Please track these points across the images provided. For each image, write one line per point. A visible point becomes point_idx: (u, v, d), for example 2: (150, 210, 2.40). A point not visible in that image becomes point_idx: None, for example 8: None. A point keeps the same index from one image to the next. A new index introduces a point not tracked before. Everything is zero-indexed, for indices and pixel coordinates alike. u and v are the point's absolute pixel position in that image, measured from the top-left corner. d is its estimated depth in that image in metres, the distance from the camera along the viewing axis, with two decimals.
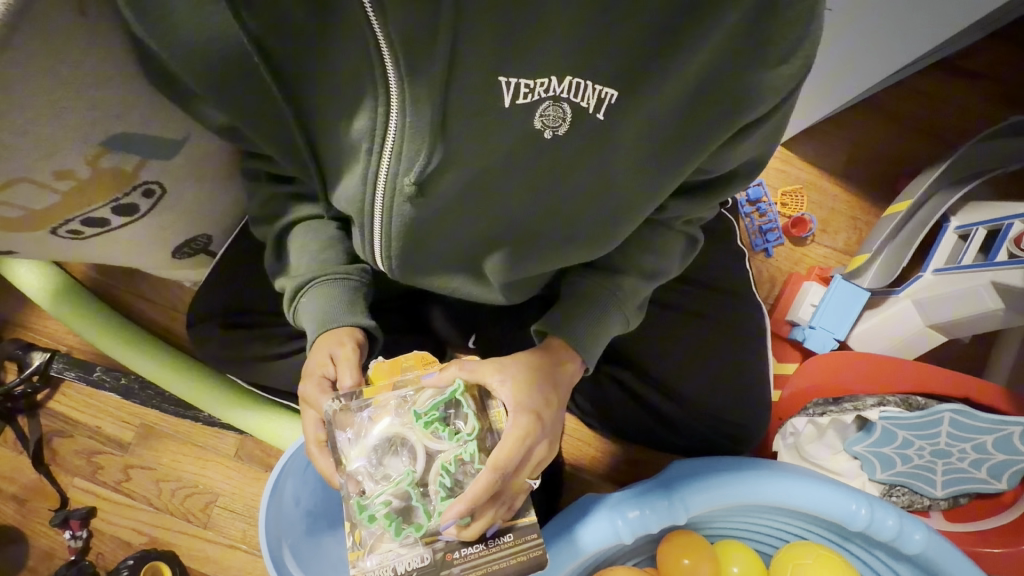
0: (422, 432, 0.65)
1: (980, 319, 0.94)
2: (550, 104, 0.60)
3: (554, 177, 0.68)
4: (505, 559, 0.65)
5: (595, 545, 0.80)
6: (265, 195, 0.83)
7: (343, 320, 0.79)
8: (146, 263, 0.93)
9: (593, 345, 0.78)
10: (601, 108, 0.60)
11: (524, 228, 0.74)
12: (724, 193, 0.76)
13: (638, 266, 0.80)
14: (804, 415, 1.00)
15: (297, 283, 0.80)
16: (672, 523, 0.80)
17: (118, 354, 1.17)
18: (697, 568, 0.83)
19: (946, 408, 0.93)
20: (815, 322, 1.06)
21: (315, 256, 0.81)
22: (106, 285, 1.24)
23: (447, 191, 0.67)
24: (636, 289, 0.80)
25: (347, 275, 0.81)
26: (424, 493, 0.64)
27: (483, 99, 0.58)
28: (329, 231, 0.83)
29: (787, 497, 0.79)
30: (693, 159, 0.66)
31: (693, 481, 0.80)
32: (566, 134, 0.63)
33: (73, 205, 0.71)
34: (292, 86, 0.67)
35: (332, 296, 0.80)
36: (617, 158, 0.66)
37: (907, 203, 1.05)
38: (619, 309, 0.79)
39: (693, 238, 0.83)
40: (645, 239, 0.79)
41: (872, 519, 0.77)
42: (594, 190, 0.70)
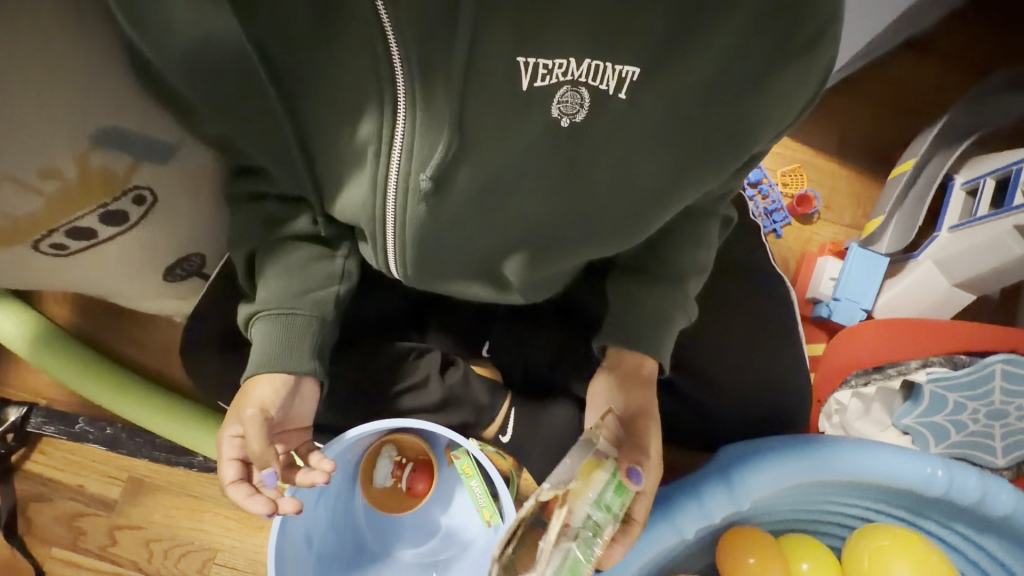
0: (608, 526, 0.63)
1: (1009, 267, 0.91)
2: (568, 89, 0.55)
3: (574, 170, 0.64)
4: None
5: (649, 551, 0.71)
6: (247, 215, 0.77)
7: (273, 364, 0.73)
8: (135, 287, 0.87)
9: (627, 327, 0.76)
10: (623, 89, 0.56)
11: (545, 228, 0.70)
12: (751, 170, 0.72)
13: (672, 268, 0.76)
14: (847, 388, 0.95)
15: (245, 312, 0.76)
16: (735, 510, 0.72)
17: (105, 399, 1.07)
18: (765, 568, 0.76)
19: (996, 358, 0.88)
20: (839, 295, 1.03)
21: (267, 286, 0.76)
22: (87, 329, 1.15)
23: (465, 189, 0.63)
24: (693, 284, 0.78)
25: (293, 311, 0.75)
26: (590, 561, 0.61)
27: (500, 83, 0.54)
28: (299, 258, 0.77)
29: (857, 469, 0.72)
30: (719, 140, 0.64)
31: (753, 464, 0.72)
32: (584, 121, 0.58)
33: (58, 211, 0.67)
34: (294, 92, 0.62)
35: (272, 333, 0.74)
36: (642, 144, 0.62)
37: (912, 161, 1.04)
38: (684, 312, 0.77)
39: (727, 218, 0.81)
40: (695, 235, 0.76)
41: (951, 481, 0.70)
42: (617, 183, 0.66)
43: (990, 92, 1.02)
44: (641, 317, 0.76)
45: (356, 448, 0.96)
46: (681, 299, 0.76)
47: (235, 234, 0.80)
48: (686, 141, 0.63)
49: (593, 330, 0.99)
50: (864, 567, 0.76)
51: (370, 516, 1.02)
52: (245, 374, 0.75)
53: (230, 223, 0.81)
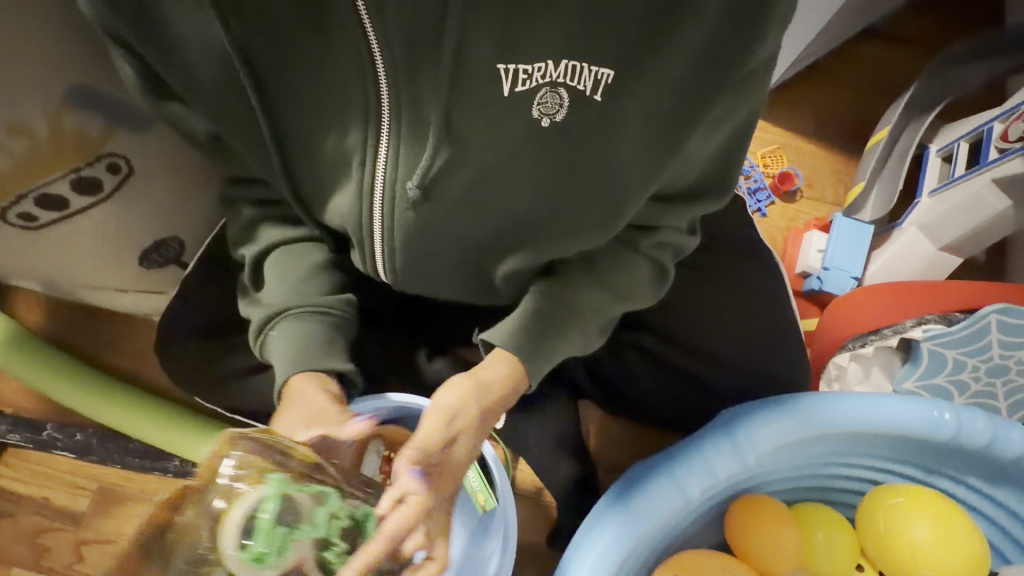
0: (316, 537, 0.50)
1: (991, 223, 0.93)
2: (548, 90, 0.54)
3: (565, 172, 0.61)
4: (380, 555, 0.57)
5: (653, 517, 0.66)
6: (249, 222, 0.76)
7: (314, 365, 0.70)
8: (112, 269, 0.85)
9: (529, 335, 0.69)
10: (599, 92, 0.55)
11: (534, 232, 0.67)
12: (719, 201, 0.68)
13: (591, 305, 0.70)
14: (846, 351, 0.93)
15: (263, 316, 0.73)
16: (740, 467, 0.69)
17: (76, 402, 1.02)
18: (779, 541, 0.72)
19: (990, 309, 0.82)
20: (829, 264, 1.03)
21: (292, 285, 0.74)
22: (62, 333, 1.11)
23: (455, 192, 0.61)
24: (606, 309, 0.71)
25: (329, 310, 0.74)
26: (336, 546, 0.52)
27: (479, 90, 0.54)
28: (319, 259, 0.76)
29: (854, 417, 0.69)
30: (686, 159, 0.62)
31: (755, 417, 0.69)
32: (565, 121, 0.57)
33: (27, 173, 0.66)
34: (270, 95, 0.61)
35: (304, 333, 0.72)
36: (621, 144, 0.59)
37: (886, 131, 1.06)
38: (577, 336, 0.71)
39: (663, 273, 0.72)
40: (603, 275, 0.70)
41: (959, 424, 0.68)
42: (599, 181, 0.62)
43: (952, 63, 1.06)
44: (537, 322, 0.69)
45: None
46: (590, 309, 0.70)
47: (237, 238, 0.78)
48: (662, 162, 0.60)
49: None
50: (880, 533, 0.73)
51: None
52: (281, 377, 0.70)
53: (229, 222, 0.78)
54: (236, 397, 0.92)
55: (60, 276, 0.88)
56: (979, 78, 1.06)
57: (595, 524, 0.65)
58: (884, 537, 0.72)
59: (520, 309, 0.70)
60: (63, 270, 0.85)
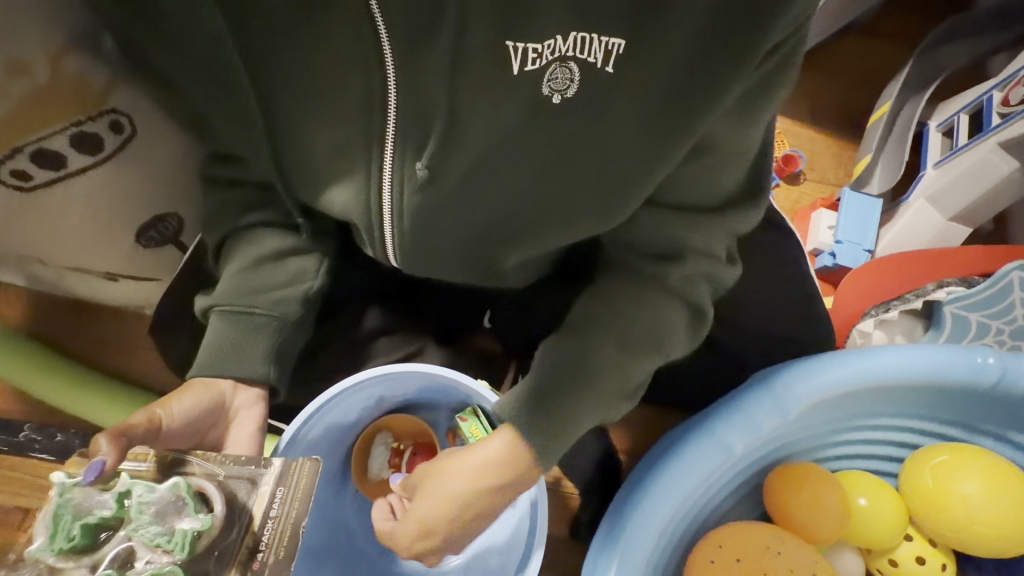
0: (105, 521, 0.49)
1: (1001, 187, 0.94)
2: (557, 66, 0.47)
3: (564, 159, 0.55)
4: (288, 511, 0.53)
5: (693, 476, 0.63)
6: (219, 202, 0.72)
7: (213, 369, 0.66)
8: (104, 241, 0.80)
9: (542, 419, 0.61)
10: (611, 64, 0.47)
11: (536, 215, 0.61)
12: (750, 207, 0.60)
13: (610, 355, 0.62)
14: (870, 317, 0.92)
15: (202, 305, 0.69)
16: (783, 421, 0.65)
17: (62, 397, 0.96)
18: (823, 499, 0.68)
19: (1011, 266, 0.82)
20: (841, 237, 1.02)
21: (231, 278, 0.69)
22: (46, 326, 1.04)
23: (461, 169, 0.56)
24: (629, 368, 0.61)
25: (248, 310, 0.67)
26: (153, 520, 0.50)
27: (485, 73, 0.48)
28: (264, 249, 0.70)
29: (894, 367, 0.66)
30: (695, 160, 0.54)
31: (798, 370, 0.65)
32: (577, 99, 0.50)
33: (25, 124, 0.63)
34: (262, 64, 0.56)
35: (219, 333, 0.67)
36: (616, 128, 0.52)
37: (887, 105, 1.08)
38: (601, 409, 0.62)
39: (698, 314, 0.63)
40: (623, 321, 0.61)
41: (1004, 368, 0.66)
42: (594, 169, 0.55)
43: (945, 41, 1.08)
44: (550, 388, 0.61)
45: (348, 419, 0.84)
46: (611, 365, 0.61)
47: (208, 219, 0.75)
48: (659, 151, 0.52)
49: (576, 279, 0.79)
50: (926, 490, 0.69)
51: (364, 518, 0.88)
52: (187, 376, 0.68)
53: (204, 207, 0.76)
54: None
55: (47, 256, 0.83)
56: (969, 55, 1.09)
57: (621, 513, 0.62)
58: (931, 494, 0.69)
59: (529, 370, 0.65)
60: (51, 247, 0.80)
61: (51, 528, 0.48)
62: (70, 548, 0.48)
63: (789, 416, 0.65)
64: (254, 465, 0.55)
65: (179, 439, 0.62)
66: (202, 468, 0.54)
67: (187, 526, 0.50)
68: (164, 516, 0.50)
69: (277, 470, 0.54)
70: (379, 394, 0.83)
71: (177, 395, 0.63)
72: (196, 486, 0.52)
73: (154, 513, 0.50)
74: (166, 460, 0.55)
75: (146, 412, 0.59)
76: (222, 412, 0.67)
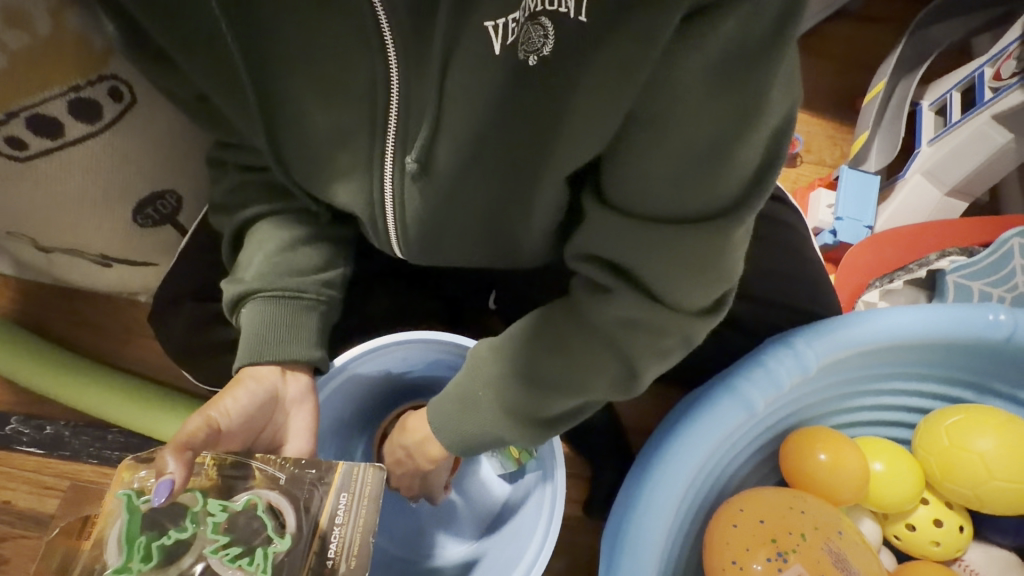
0: (181, 538, 0.50)
1: (995, 159, 0.96)
2: (530, 24, 0.41)
3: (532, 142, 0.51)
4: (356, 518, 0.53)
5: (714, 436, 0.64)
6: (237, 184, 0.71)
7: (266, 356, 0.66)
8: (100, 219, 0.79)
9: (477, 413, 0.63)
10: (584, 13, 0.39)
11: (514, 201, 0.58)
12: (725, 237, 0.44)
13: (563, 371, 0.58)
14: (876, 289, 0.93)
15: (238, 292, 0.67)
16: (803, 378, 0.67)
17: (55, 388, 0.93)
18: (842, 464, 0.67)
19: (1011, 233, 0.84)
20: (841, 214, 1.03)
21: (263, 262, 0.68)
22: (37, 317, 1.01)
23: (453, 166, 0.55)
24: (554, 400, 0.59)
25: (299, 292, 0.67)
26: (231, 536, 0.51)
27: (470, 55, 0.45)
28: (297, 233, 0.70)
29: (904, 332, 0.67)
30: (636, 161, 0.43)
31: (818, 327, 0.67)
32: (553, 59, 0.43)
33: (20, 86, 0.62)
34: (263, 25, 0.54)
35: (265, 318, 0.66)
36: (578, 111, 0.45)
37: (883, 84, 1.10)
38: (525, 421, 0.61)
39: (633, 368, 0.55)
40: (567, 347, 0.57)
41: (1016, 324, 0.66)
42: (555, 158, 0.50)
43: (934, 21, 1.10)
44: (508, 368, 0.60)
45: (357, 399, 0.82)
46: (548, 384, 0.59)
47: (217, 202, 0.74)
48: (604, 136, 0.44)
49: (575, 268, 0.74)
50: (943, 451, 0.70)
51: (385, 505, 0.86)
52: (234, 368, 0.67)
53: (211, 186, 0.74)
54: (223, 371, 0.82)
55: (41, 235, 0.81)
56: (957, 34, 1.11)
57: (634, 475, 0.64)
58: (948, 454, 0.69)
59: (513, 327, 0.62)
60: (47, 225, 0.79)
61: (125, 549, 0.48)
62: (146, 567, 0.48)
63: (797, 379, 0.66)
64: (316, 471, 0.55)
65: (243, 432, 0.62)
66: (267, 477, 0.55)
67: (265, 545, 0.51)
68: (238, 533, 0.51)
69: (338, 477, 0.54)
70: (387, 368, 0.80)
71: (229, 390, 0.62)
72: (265, 500, 0.52)
73: (227, 529, 0.51)
74: (226, 465, 0.55)
75: (204, 414, 0.58)
76: (278, 403, 0.65)
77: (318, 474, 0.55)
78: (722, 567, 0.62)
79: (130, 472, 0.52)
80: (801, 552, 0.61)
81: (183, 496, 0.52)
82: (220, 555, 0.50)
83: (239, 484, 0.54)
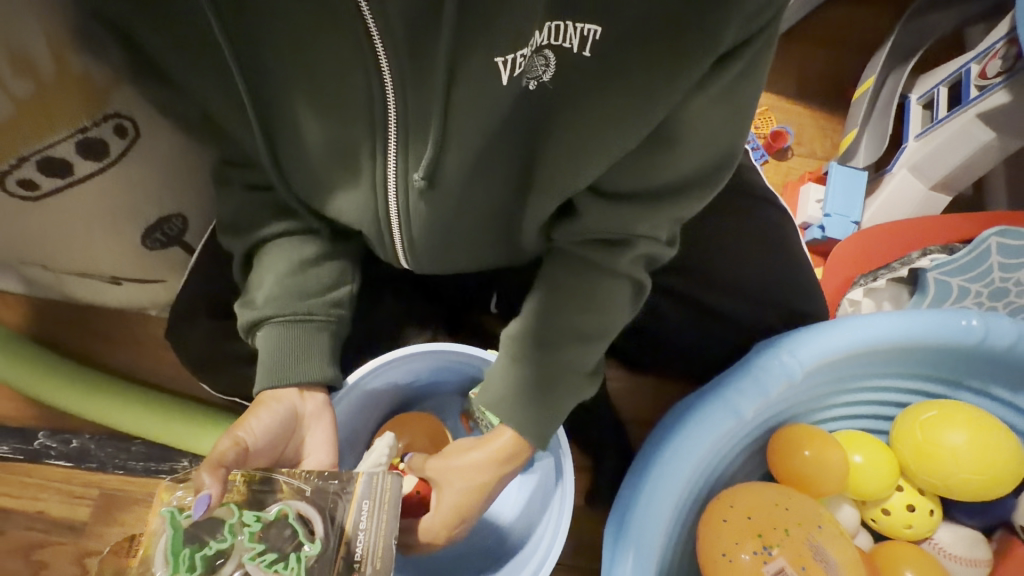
0: (219, 549, 0.51)
1: (979, 156, 0.98)
2: (535, 56, 0.50)
3: (539, 148, 0.58)
4: (379, 520, 0.57)
5: (707, 440, 0.69)
6: (242, 206, 0.72)
7: (282, 379, 0.69)
8: (110, 245, 0.81)
9: (504, 409, 0.67)
10: (587, 49, 0.50)
11: (518, 202, 0.65)
12: (716, 179, 0.59)
13: (580, 323, 0.66)
14: (860, 287, 0.97)
15: (252, 317, 0.69)
16: (789, 383, 0.71)
17: (75, 404, 0.97)
18: (822, 457, 0.73)
19: (989, 233, 0.87)
20: (829, 210, 1.06)
21: (276, 288, 0.70)
22: (51, 334, 1.04)
23: (459, 174, 0.58)
24: (577, 355, 0.66)
25: (310, 315, 0.70)
26: (267, 543, 0.53)
27: (475, 83, 0.50)
28: (306, 255, 0.72)
29: (882, 336, 0.71)
30: (660, 150, 0.55)
31: (800, 335, 0.71)
32: (553, 83, 0.53)
33: (28, 132, 0.64)
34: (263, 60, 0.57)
35: (282, 342, 0.69)
36: (582, 120, 0.54)
37: (871, 81, 1.12)
38: (542, 411, 0.67)
39: (640, 285, 0.66)
40: (585, 294, 0.65)
41: (988, 329, 0.71)
42: (566, 165, 0.57)
43: (925, 11, 1.10)
44: (527, 365, 0.66)
45: (370, 410, 0.86)
46: (566, 358, 0.66)
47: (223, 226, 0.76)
48: (608, 139, 0.54)
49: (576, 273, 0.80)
50: (918, 443, 0.75)
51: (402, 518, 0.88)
52: (254, 391, 0.70)
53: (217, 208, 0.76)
54: (239, 385, 0.86)
55: (53, 261, 0.83)
56: (948, 23, 1.11)
57: (634, 478, 0.69)
58: (922, 446, 0.75)
59: (516, 323, 0.68)
60: (59, 252, 0.81)
61: (170, 562, 0.50)
62: None
63: (783, 386, 0.71)
64: (338, 481, 0.59)
65: (268, 450, 0.65)
66: (294, 489, 0.58)
67: (297, 550, 0.53)
68: (273, 540, 0.53)
69: (359, 487, 0.58)
70: (394, 380, 0.84)
71: (252, 411, 0.65)
72: (295, 507, 0.56)
73: (263, 537, 0.53)
74: (254, 481, 0.58)
75: (230, 436, 0.61)
76: (298, 420, 0.69)
77: (341, 484, 0.59)
78: (713, 558, 0.68)
79: (170, 492, 0.55)
80: (785, 545, 0.67)
81: (220, 510, 0.54)
82: (257, 561, 0.51)
83: (268, 497, 0.57)
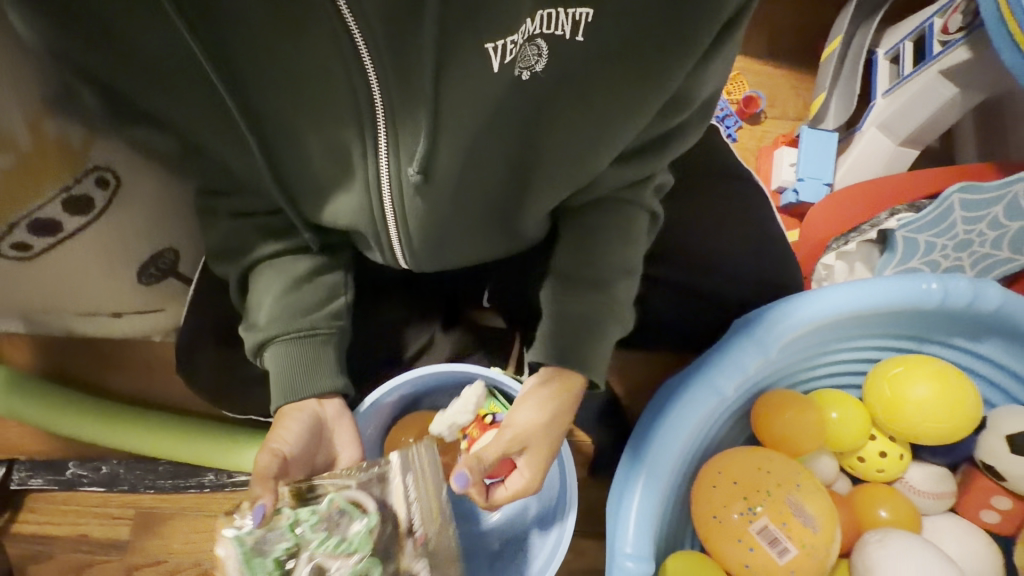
0: (288, 549, 0.59)
1: (942, 111, 1.01)
2: (525, 45, 0.52)
3: (534, 135, 0.61)
4: (424, 490, 0.66)
5: (693, 417, 0.75)
6: (232, 231, 0.74)
7: (297, 393, 0.72)
8: (108, 287, 0.83)
9: (573, 347, 0.70)
10: (580, 32, 0.53)
11: (515, 193, 0.67)
12: (704, 118, 0.66)
13: (612, 266, 0.70)
14: (831, 252, 1.01)
15: (259, 338, 0.72)
16: (765, 359, 0.77)
17: (96, 434, 1.01)
18: (802, 417, 0.79)
19: (952, 190, 0.90)
20: (802, 174, 1.09)
21: (278, 308, 0.73)
22: (62, 370, 1.08)
23: (455, 163, 0.60)
24: (621, 285, 0.71)
25: (313, 330, 0.74)
26: (328, 534, 0.60)
27: (466, 67, 0.52)
28: (301, 271, 0.75)
29: (849, 303, 0.76)
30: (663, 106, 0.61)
31: (769, 316, 0.76)
32: (545, 71, 0.55)
33: (14, 199, 0.68)
34: (246, 86, 0.57)
35: (289, 360, 0.73)
36: (581, 103, 0.58)
37: (838, 39, 1.12)
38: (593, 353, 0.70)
39: (653, 211, 0.72)
40: (624, 227, 0.70)
41: (945, 291, 0.76)
42: (570, 141, 0.60)
43: None
44: (564, 329, 0.70)
45: (378, 418, 0.91)
46: (607, 301, 0.70)
47: (215, 260, 0.78)
48: (609, 117, 0.58)
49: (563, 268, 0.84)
50: (886, 397, 0.82)
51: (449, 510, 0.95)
52: (273, 407, 0.74)
53: (207, 241, 0.78)
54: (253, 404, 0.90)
55: (56, 306, 0.86)
56: None
57: (632, 460, 0.76)
58: (890, 401, 0.81)
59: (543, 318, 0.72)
60: (60, 298, 0.84)
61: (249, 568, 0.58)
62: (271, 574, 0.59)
63: (758, 362, 0.76)
64: (378, 468, 0.65)
65: (303, 456, 0.69)
66: (339, 482, 0.63)
67: (358, 533, 0.60)
68: (334, 528, 0.60)
69: (400, 465, 0.65)
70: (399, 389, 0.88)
71: (279, 425, 0.69)
72: (347, 497, 0.62)
73: (324, 527, 0.60)
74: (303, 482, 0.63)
75: (267, 452, 0.65)
76: (321, 425, 0.73)
77: (382, 467, 0.65)
78: (707, 520, 0.76)
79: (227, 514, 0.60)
80: (767, 505, 0.74)
81: (277, 516, 0.60)
82: (323, 549, 0.59)
83: (319, 493, 0.62)
